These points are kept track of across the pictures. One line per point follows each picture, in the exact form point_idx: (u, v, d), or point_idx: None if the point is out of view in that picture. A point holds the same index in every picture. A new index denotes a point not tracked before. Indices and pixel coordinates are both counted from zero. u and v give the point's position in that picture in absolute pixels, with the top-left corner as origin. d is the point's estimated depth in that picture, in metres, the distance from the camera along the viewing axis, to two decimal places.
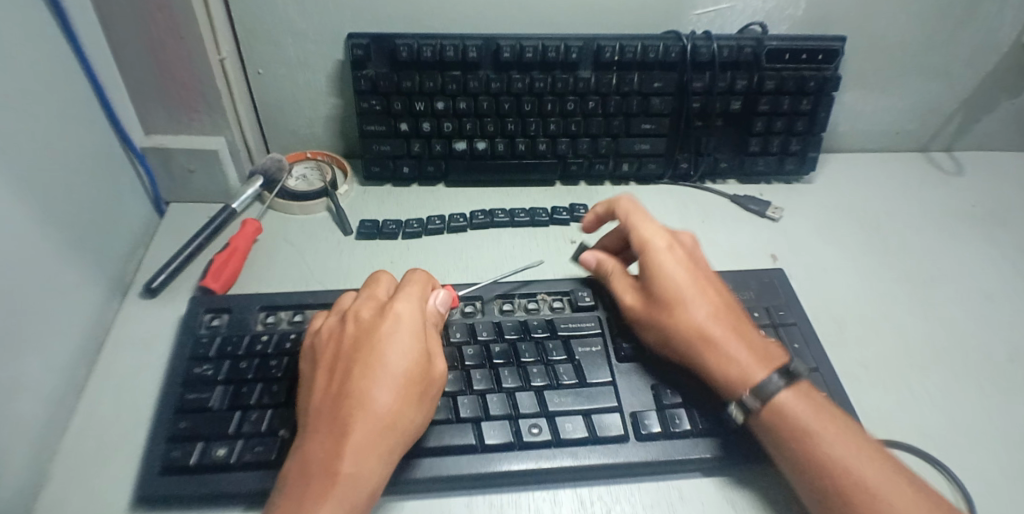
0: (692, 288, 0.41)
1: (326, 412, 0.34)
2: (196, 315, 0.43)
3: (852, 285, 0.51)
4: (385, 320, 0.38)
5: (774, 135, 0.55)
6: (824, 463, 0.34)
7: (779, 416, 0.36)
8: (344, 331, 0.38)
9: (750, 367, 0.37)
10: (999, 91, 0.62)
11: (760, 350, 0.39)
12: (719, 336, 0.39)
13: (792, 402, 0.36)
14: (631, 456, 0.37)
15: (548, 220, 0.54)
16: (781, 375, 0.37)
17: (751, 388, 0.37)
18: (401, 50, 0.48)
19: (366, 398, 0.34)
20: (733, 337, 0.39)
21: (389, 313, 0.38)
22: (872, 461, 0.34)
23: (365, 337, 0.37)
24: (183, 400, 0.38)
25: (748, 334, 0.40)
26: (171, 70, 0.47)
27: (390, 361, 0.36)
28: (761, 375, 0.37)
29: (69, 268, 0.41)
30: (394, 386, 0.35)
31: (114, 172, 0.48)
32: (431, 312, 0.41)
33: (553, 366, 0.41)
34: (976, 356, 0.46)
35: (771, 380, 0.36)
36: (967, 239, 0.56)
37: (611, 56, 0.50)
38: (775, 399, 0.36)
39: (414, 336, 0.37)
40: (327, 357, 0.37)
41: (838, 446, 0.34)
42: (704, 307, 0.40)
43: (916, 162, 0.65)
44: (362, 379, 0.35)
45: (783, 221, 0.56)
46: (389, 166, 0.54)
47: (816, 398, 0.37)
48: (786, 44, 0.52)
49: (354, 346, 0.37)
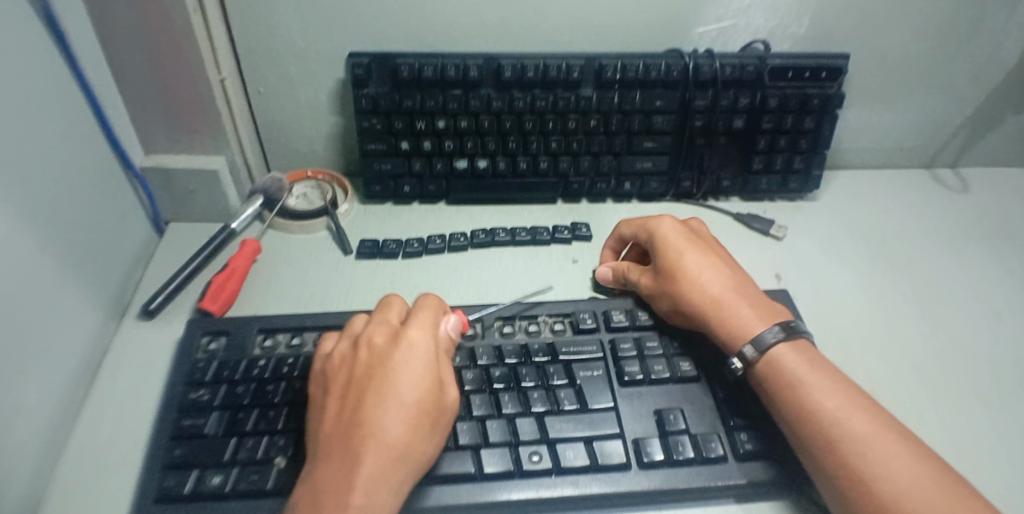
0: (698, 259, 0.44)
1: (337, 442, 0.34)
2: (194, 339, 0.43)
3: (857, 306, 0.50)
4: (397, 348, 0.37)
5: (778, 153, 0.55)
6: (815, 412, 0.35)
7: (772, 367, 0.38)
8: (356, 358, 0.37)
9: (751, 322, 0.40)
10: (1004, 107, 0.61)
11: (764, 311, 0.41)
12: (720, 296, 0.42)
13: (788, 353, 0.38)
14: (633, 486, 0.37)
15: (549, 239, 0.53)
16: (781, 328, 0.39)
17: (751, 340, 0.39)
18: (402, 70, 0.48)
19: (377, 426, 0.34)
20: (738, 300, 0.41)
21: (402, 341, 0.38)
22: (865, 413, 0.35)
23: (377, 365, 0.37)
24: (179, 427, 0.38)
25: (753, 298, 0.42)
26: (171, 91, 0.47)
27: (401, 388, 0.35)
28: (759, 329, 0.39)
29: (68, 292, 0.41)
30: (406, 414, 0.34)
31: (114, 193, 0.48)
32: (443, 338, 0.40)
33: (553, 391, 0.40)
34: (987, 380, 0.45)
35: (768, 332, 0.39)
36: (975, 257, 0.56)
37: (613, 74, 0.50)
38: (771, 351, 0.38)
39: (428, 365, 0.37)
40: (338, 384, 0.37)
41: (830, 397, 0.35)
42: (709, 275, 0.43)
43: (921, 179, 0.65)
44: (373, 408, 0.35)
45: (787, 240, 0.56)
46: (390, 185, 0.54)
47: (814, 356, 0.39)
48: (790, 62, 0.51)
49: (366, 374, 0.36)
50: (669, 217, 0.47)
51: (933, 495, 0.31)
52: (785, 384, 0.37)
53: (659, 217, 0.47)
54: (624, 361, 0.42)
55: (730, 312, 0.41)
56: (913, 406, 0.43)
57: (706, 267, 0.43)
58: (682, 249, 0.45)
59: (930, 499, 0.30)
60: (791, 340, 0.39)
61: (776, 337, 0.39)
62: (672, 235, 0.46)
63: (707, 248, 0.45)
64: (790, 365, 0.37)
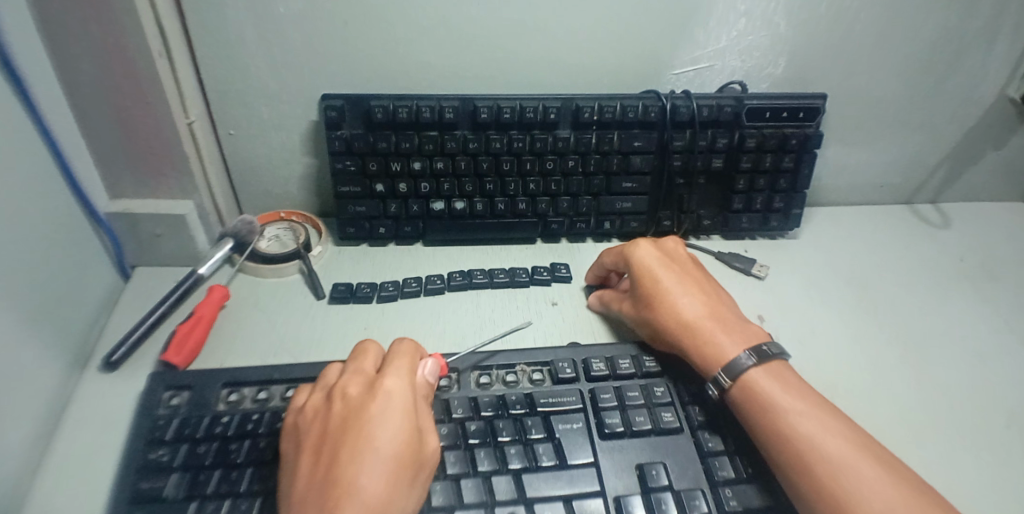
0: (675, 284, 0.45)
1: (311, 496, 0.32)
2: (155, 394, 0.41)
3: (841, 347, 0.50)
4: (374, 398, 0.36)
5: (757, 192, 0.55)
6: (789, 435, 0.35)
7: (748, 392, 0.38)
8: (330, 410, 0.36)
9: (726, 346, 0.40)
10: (981, 144, 0.62)
11: (741, 334, 0.41)
12: (697, 321, 0.42)
13: (761, 375, 0.38)
14: None
15: (528, 280, 0.52)
16: (753, 354, 0.39)
17: (724, 366, 0.39)
18: (376, 112, 0.47)
19: (355, 479, 0.32)
20: (714, 325, 0.42)
21: (379, 391, 0.36)
22: (840, 435, 0.35)
23: (354, 414, 0.35)
24: (136, 490, 0.35)
25: (730, 321, 0.42)
26: (137, 136, 0.46)
27: (379, 440, 0.34)
28: (732, 352, 0.40)
29: (27, 346, 0.39)
30: (385, 464, 0.33)
31: (77, 240, 0.46)
32: (420, 385, 0.39)
33: (531, 446, 0.39)
34: (980, 423, 0.44)
35: (741, 359, 0.39)
36: (959, 295, 0.55)
37: (590, 116, 0.49)
38: (743, 376, 0.38)
39: (407, 416, 0.35)
40: (313, 439, 0.35)
41: (806, 422, 0.36)
42: (688, 300, 0.43)
43: (901, 214, 0.65)
44: (350, 465, 0.33)
45: (768, 279, 0.55)
46: (365, 227, 0.53)
47: (786, 375, 0.39)
48: (767, 102, 0.51)
49: (341, 426, 0.35)
50: (646, 243, 0.48)
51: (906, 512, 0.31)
52: (760, 411, 0.37)
53: (636, 243, 0.48)
54: (604, 412, 0.40)
55: (705, 336, 0.41)
56: (906, 456, 0.41)
57: (683, 292, 0.44)
58: (660, 277, 0.46)
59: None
60: (765, 363, 0.39)
61: (749, 362, 0.39)
62: (650, 262, 0.47)
63: (686, 272, 0.46)
64: (764, 389, 0.38)
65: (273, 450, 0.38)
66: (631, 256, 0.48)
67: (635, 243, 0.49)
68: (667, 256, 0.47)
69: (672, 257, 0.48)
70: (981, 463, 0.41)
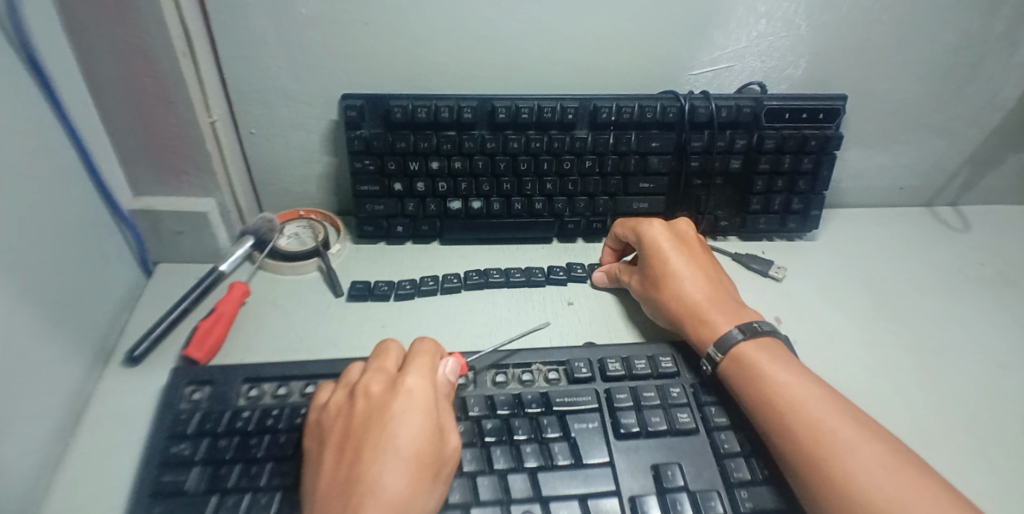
0: (683, 266, 0.47)
1: (335, 490, 0.32)
2: (177, 389, 0.41)
3: (859, 352, 0.49)
4: (396, 396, 0.36)
5: (776, 193, 0.54)
6: (799, 421, 0.36)
7: (757, 380, 0.39)
8: (353, 407, 0.36)
9: (720, 326, 0.43)
10: (1004, 147, 0.61)
11: (735, 314, 0.44)
12: (697, 299, 0.45)
13: (757, 355, 0.40)
14: None
15: (543, 280, 0.52)
16: (742, 329, 0.42)
17: (716, 341, 0.42)
18: (395, 111, 0.48)
19: (378, 475, 0.33)
20: (711, 306, 0.44)
21: (400, 389, 0.37)
22: (850, 423, 0.36)
23: (375, 411, 0.36)
24: (159, 483, 0.36)
25: (729, 303, 0.45)
26: (160, 134, 0.47)
27: (401, 438, 0.34)
28: (724, 329, 0.42)
29: (51, 340, 0.40)
30: (407, 461, 0.33)
31: (101, 237, 0.47)
32: (442, 383, 0.39)
33: (547, 445, 0.39)
34: (1002, 432, 0.43)
35: (732, 335, 0.41)
36: (981, 302, 0.54)
37: (608, 117, 0.49)
38: (735, 349, 0.41)
39: (428, 414, 0.36)
40: (335, 436, 0.35)
41: (815, 408, 0.36)
42: (691, 281, 0.46)
43: (922, 217, 0.64)
44: (372, 462, 0.33)
45: (785, 282, 0.55)
46: (383, 225, 0.54)
47: (785, 358, 0.40)
48: (786, 103, 0.51)
49: (364, 424, 0.35)
50: (659, 226, 0.50)
51: (915, 498, 0.31)
52: (762, 396, 0.38)
53: (650, 221, 0.50)
54: (620, 412, 0.40)
55: (703, 314, 0.44)
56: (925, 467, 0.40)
57: (689, 274, 0.47)
58: (669, 257, 0.48)
59: (909, 503, 0.31)
60: (756, 338, 0.42)
61: (740, 336, 0.41)
62: (660, 240, 0.49)
63: (695, 257, 0.48)
64: (768, 375, 0.39)
65: (294, 445, 0.39)
66: (642, 237, 0.50)
67: (647, 224, 0.51)
68: (680, 239, 0.49)
69: (683, 245, 0.49)
70: (1005, 474, 0.40)
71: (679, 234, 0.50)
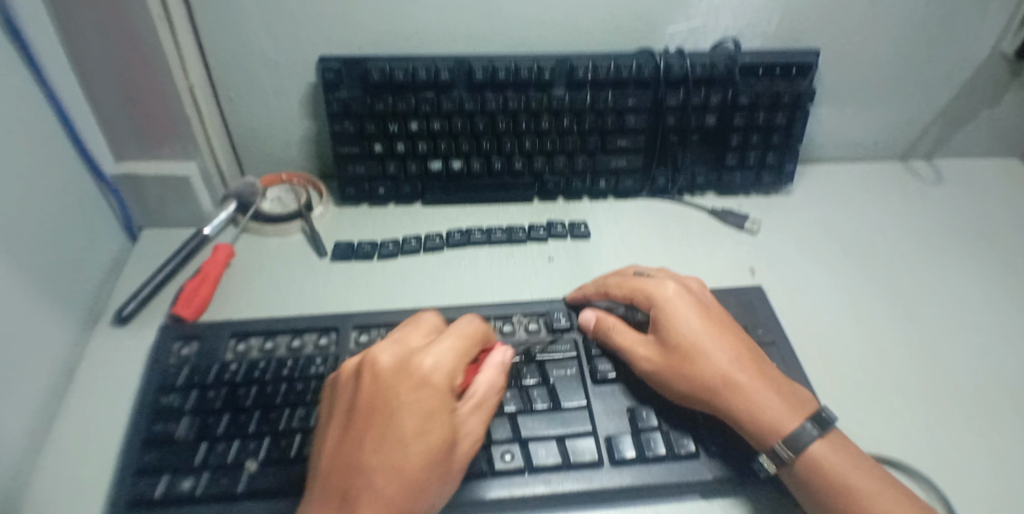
0: (715, 340, 0.39)
1: (339, 476, 0.31)
2: (166, 344, 0.43)
3: (829, 302, 0.51)
4: (405, 381, 0.33)
5: (751, 148, 0.55)
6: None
7: (814, 470, 0.34)
8: (358, 385, 0.34)
9: (783, 419, 0.35)
10: (975, 102, 0.62)
11: (791, 399, 0.37)
12: (744, 381, 0.37)
13: (825, 452, 0.35)
14: (606, 482, 0.36)
15: (525, 238, 0.53)
16: (816, 423, 0.35)
17: (785, 438, 0.35)
18: (373, 73, 0.48)
19: (376, 474, 0.31)
20: (762, 389, 0.37)
21: (411, 373, 0.34)
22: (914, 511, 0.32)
23: (381, 394, 0.33)
24: (149, 432, 0.37)
25: (778, 383, 0.38)
26: (140, 99, 0.47)
27: (407, 433, 0.32)
28: (795, 424, 0.35)
29: (38, 301, 0.40)
30: (407, 465, 0.31)
31: (85, 201, 0.47)
32: (494, 365, 0.37)
33: (526, 390, 0.40)
34: (963, 375, 0.45)
35: (806, 430, 0.35)
36: (947, 251, 0.56)
37: (584, 74, 0.50)
38: (807, 450, 0.35)
39: (439, 411, 0.33)
40: (343, 410, 0.34)
41: (879, 498, 0.33)
42: (729, 357, 0.38)
43: (896, 172, 0.65)
44: (374, 453, 0.32)
45: (761, 235, 0.56)
46: (365, 187, 0.54)
47: (854, 452, 0.35)
48: (759, 59, 0.52)
49: (369, 407, 0.33)
50: (677, 286, 0.42)
51: None
52: (826, 498, 0.34)
53: (667, 285, 0.42)
54: (597, 359, 0.42)
55: (752, 399, 0.36)
56: (888, 406, 0.43)
57: (724, 350, 0.39)
58: (699, 329, 0.40)
59: None
60: (827, 436, 0.35)
61: (813, 433, 0.35)
62: (677, 306, 0.41)
63: (720, 324, 0.41)
64: (829, 465, 0.34)
65: (279, 394, 0.40)
66: (663, 304, 0.41)
67: (664, 287, 0.43)
68: (701, 304, 0.42)
69: (704, 308, 0.42)
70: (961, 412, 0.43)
71: (697, 299, 0.42)
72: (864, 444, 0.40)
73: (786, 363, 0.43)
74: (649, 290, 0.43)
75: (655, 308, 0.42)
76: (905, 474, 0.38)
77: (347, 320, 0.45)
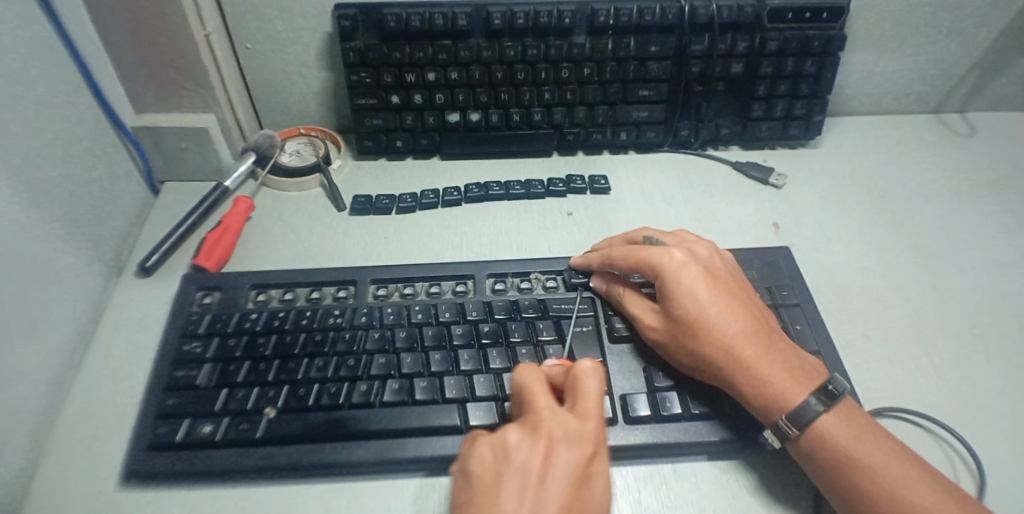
0: (721, 312, 0.37)
1: None
2: (189, 293, 0.43)
3: (856, 256, 0.50)
4: (592, 450, 0.30)
5: (778, 98, 0.54)
6: (873, 489, 0.31)
7: (818, 441, 0.33)
8: (541, 453, 0.29)
9: (787, 393, 0.34)
10: (1013, 50, 0.59)
11: (799, 372, 0.35)
12: (749, 356, 0.36)
13: (831, 424, 0.33)
14: (619, 440, 0.37)
15: (543, 192, 0.53)
16: (822, 397, 0.34)
17: (789, 412, 0.34)
18: (389, 20, 0.47)
19: None
20: (768, 363, 0.35)
21: (595, 441, 0.31)
22: (924, 484, 0.31)
23: (569, 463, 0.29)
24: (172, 378, 0.38)
25: (786, 354, 0.36)
26: (157, 50, 0.47)
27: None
28: (799, 397, 0.34)
29: (62, 250, 0.41)
30: None
31: (107, 153, 0.48)
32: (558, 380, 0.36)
33: (541, 347, 0.40)
34: (992, 330, 0.44)
35: (810, 405, 0.34)
36: (979, 204, 0.54)
37: (606, 20, 0.48)
38: (813, 424, 0.34)
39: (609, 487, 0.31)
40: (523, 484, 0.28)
41: (887, 470, 0.32)
42: (735, 330, 0.37)
43: (927, 125, 0.63)
44: None
45: (786, 189, 0.55)
46: (382, 140, 0.54)
47: (865, 423, 0.34)
48: (789, 3, 0.50)
49: (559, 481, 0.28)
50: (682, 254, 0.40)
51: None
52: (832, 468, 0.33)
53: (673, 252, 0.40)
54: (612, 318, 0.42)
55: (757, 375, 0.35)
56: (912, 361, 0.42)
57: (730, 321, 0.37)
58: (704, 302, 0.38)
59: None
60: (835, 409, 0.34)
61: (818, 409, 0.34)
62: (682, 275, 0.39)
63: (729, 293, 0.39)
64: (837, 437, 0.33)
65: (299, 342, 0.40)
66: (666, 273, 0.39)
67: (670, 254, 0.40)
68: (709, 272, 0.40)
69: (712, 276, 0.39)
70: (988, 369, 0.42)
71: (704, 267, 0.40)
72: (885, 400, 0.40)
73: (808, 320, 0.42)
74: (654, 259, 0.41)
75: (659, 278, 0.40)
76: (929, 434, 0.38)
77: (366, 273, 0.45)
